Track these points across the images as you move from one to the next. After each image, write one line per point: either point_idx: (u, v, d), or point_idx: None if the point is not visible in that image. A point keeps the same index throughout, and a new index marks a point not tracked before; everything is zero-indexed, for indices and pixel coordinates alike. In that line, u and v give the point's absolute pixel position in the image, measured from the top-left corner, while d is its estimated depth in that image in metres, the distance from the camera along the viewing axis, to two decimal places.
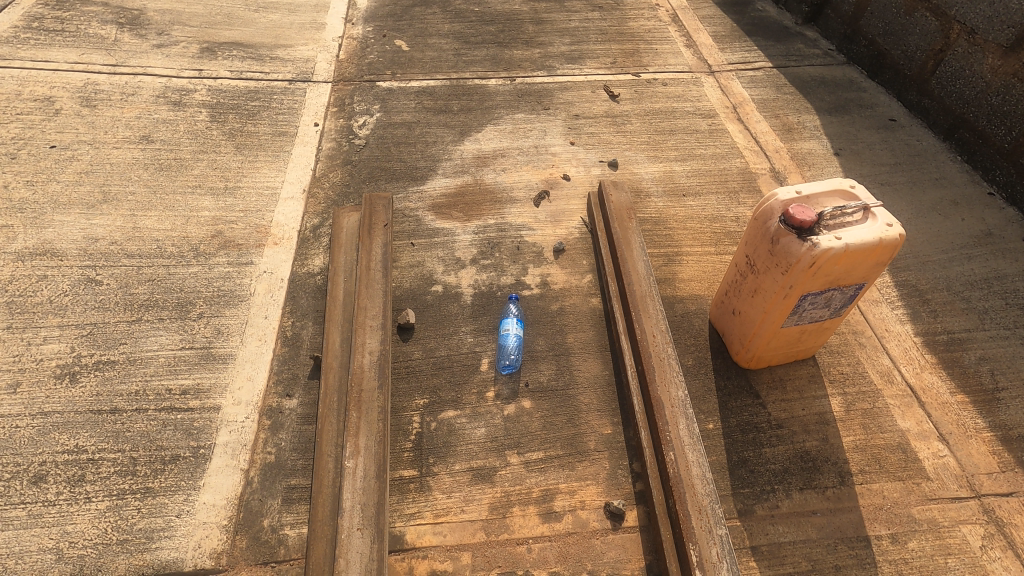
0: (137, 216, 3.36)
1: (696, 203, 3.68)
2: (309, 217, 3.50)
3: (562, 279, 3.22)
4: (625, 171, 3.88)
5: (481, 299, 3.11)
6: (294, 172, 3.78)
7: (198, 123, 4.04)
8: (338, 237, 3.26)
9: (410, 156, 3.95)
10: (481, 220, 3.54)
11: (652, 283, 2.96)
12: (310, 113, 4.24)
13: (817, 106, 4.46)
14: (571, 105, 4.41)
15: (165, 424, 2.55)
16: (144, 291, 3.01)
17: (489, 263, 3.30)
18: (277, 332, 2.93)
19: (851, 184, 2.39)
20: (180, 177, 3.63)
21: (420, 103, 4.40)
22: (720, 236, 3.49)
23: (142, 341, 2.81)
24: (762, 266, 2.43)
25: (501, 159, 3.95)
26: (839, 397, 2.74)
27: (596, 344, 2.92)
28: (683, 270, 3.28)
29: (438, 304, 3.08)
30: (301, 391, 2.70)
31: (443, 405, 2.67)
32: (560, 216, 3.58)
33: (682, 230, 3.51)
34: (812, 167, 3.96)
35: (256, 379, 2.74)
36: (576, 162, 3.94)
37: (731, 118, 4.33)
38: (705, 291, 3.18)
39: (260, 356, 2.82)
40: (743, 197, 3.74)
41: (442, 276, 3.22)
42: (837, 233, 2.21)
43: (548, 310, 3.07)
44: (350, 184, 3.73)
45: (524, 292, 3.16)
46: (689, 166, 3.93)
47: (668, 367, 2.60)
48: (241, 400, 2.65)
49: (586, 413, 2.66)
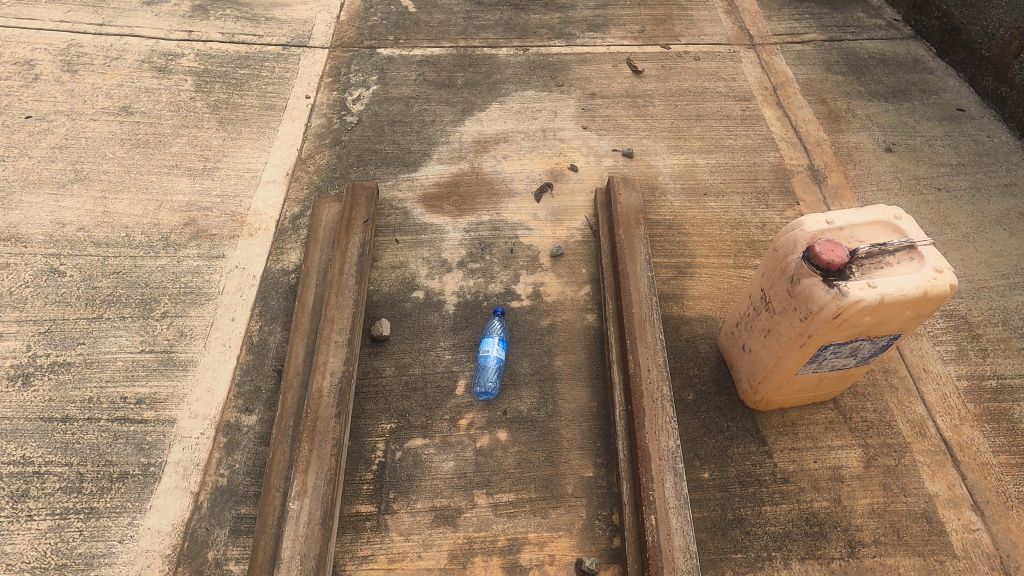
0: (109, 198, 3.16)
1: (718, 204, 3.27)
2: (290, 205, 3.25)
3: (556, 290, 2.91)
4: (640, 163, 3.45)
5: (464, 310, 2.83)
6: (279, 151, 3.50)
7: (182, 93, 3.76)
8: (316, 232, 3.00)
9: (405, 138, 3.61)
10: (474, 216, 3.21)
11: (654, 305, 2.61)
12: (303, 83, 3.90)
13: (872, 91, 3.88)
14: (587, 81, 3.95)
15: (117, 436, 2.41)
16: (108, 285, 2.83)
17: (478, 266, 3.00)
18: (243, 337, 2.74)
19: (895, 215, 1.98)
20: (157, 154, 3.39)
21: (422, 74, 4.01)
22: (741, 246, 3.09)
23: (101, 341, 2.66)
24: (779, 306, 2.06)
25: (503, 144, 3.57)
26: (858, 449, 2.41)
27: (586, 370, 2.63)
28: (694, 285, 2.92)
29: (417, 312, 2.82)
30: (262, 407, 2.52)
31: (411, 432, 2.45)
32: (561, 214, 3.22)
33: (698, 237, 3.12)
34: (858, 165, 3.46)
35: (216, 390, 2.57)
36: (587, 150, 3.52)
37: (769, 103, 3.81)
38: (718, 312, 2.83)
39: (222, 364, 2.65)
40: (772, 199, 3.30)
41: (425, 280, 2.94)
42: (871, 279, 1.83)
43: (537, 326, 2.77)
44: (336, 168, 3.43)
45: (512, 303, 2.86)
46: (714, 159, 3.48)
47: (661, 410, 2.28)
48: (198, 414, 2.50)
49: (567, 451, 2.40)
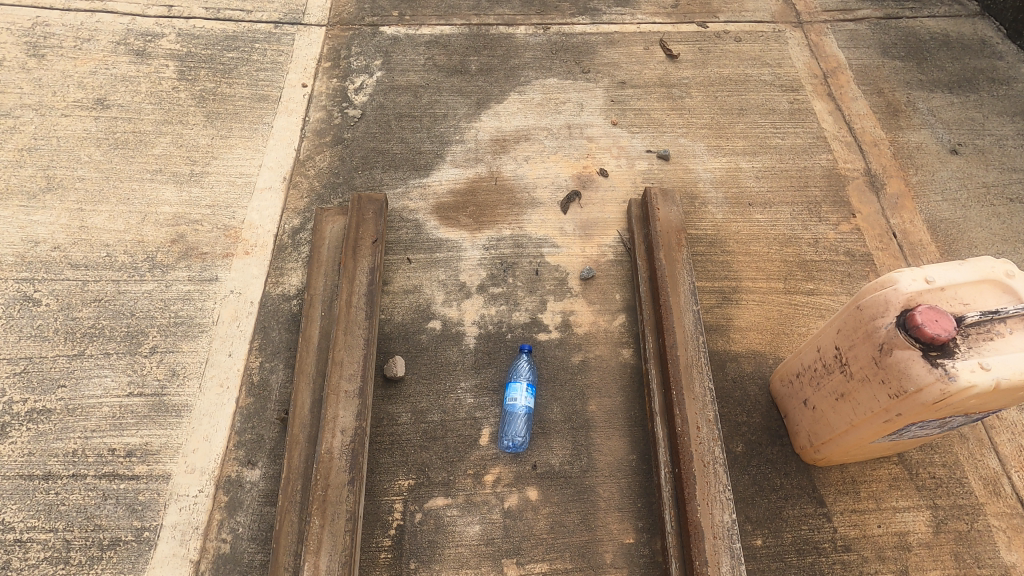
0: (86, 210, 2.83)
1: (765, 217, 2.94)
2: (289, 217, 2.92)
3: (588, 320, 2.62)
4: (677, 167, 3.10)
5: (486, 344, 2.55)
6: (274, 152, 3.13)
7: (164, 82, 3.35)
8: (319, 253, 2.69)
9: (414, 135, 3.23)
10: (494, 230, 2.89)
11: (701, 348, 2.33)
12: (298, 69, 3.48)
13: (934, 79, 3.48)
14: (616, 67, 3.53)
15: (105, 496, 2.18)
16: (90, 315, 2.54)
17: (500, 291, 2.70)
18: (242, 376, 2.47)
19: (1005, 271, 1.67)
20: (138, 157, 3.04)
21: (431, 58, 3.59)
22: (792, 267, 2.78)
23: (83, 383, 2.39)
24: (860, 373, 1.79)
25: (524, 143, 3.20)
26: (926, 511, 2.19)
27: (624, 416, 2.38)
28: (740, 314, 2.63)
29: (434, 347, 2.54)
30: (265, 459, 2.28)
31: (432, 491, 2.22)
32: (591, 228, 2.90)
33: (744, 256, 2.81)
34: (920, 170, 3.10)
35: (214, 440, 2.32)
36: (617, 151, 3.16)
37: (819, 94, 3.42)
38: (767, 347, 2.55)
39: (220, 409, 2.39)
40: (825, 210, 2.96)
41: (441, 308, 2.65)
42: (983, 358, 1.55)
43: (567, 364, 2.50)
44: (339, 173, 3.08)
45: (539, 336, 2.57)
46: (760, 162, 3.12)
47: (713, 478, 2.04)
48: (195, 468, 2.26)
49: (605, 513, 2.18)
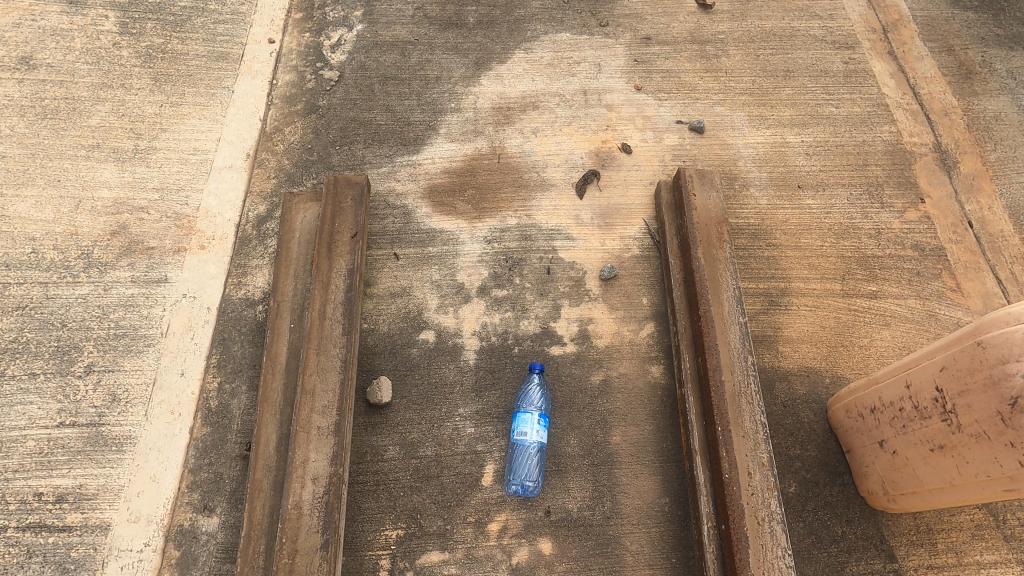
0: (8, 196, 2.36)
1: (818, 202, 2.49)
2: (254, 204, 2.46)
3: (610, 330, 2.21)
4: (713, 141, 2.63)
5: (489, 361, 2.14)
6: (235, 123, 2.64)
7: (102, 36, 2.81)
8: (288, 249, 2.24)
9: (401, 103, 2.73)
10: (497, 219, 2.44)
11: (750, 371, 1.92)
12: (263, 20, 2.93)
13: (1013, 35, 2.96)
14: (640, 19, 2.99)
15: (31, 553, 1.82)
16: (13, 327, 2.13)
17: (505, 294, 2.28)
18: (197, 400, 2.06)
19: None
20: (70, 129, 2.54)
21: (421, 7, 3.03)
22: (851, 264, 2.35)
23: (3, 411, 1.99)
24: (975, 428, 1.41)
25: (532, 113, 2.70)
26: (1015, 568, 1.83)
27: (654, 450, 1.99)
28: (791, 322, 2.22)
29: (427, 363, 2.14)
30: (225, 505, 1.90)
31: (426, 543, 1.86)
32: (612, 216, 2.45)
33: (793, 250, 2.37)
34: (999, 145, 2.63)
35: (162, 480, 1.93)
36: (642, 122, 2.67)
37: (879, 52, 2.89)
38: (823, 363, 2.15)
39: (170, 441, 1.99)
40: (889, 194, 2.50)
41: (435, 315, 2.23)
42: None
43: (586, 386, 2.10)
44: (313, 148, 2.59)
45: (552, 350, 2.17)
46: (811, 135, 2.64)
47: (768, 539, 1.67)
48: (140, 516, 1.88)
49: (631, 571, 1.83)
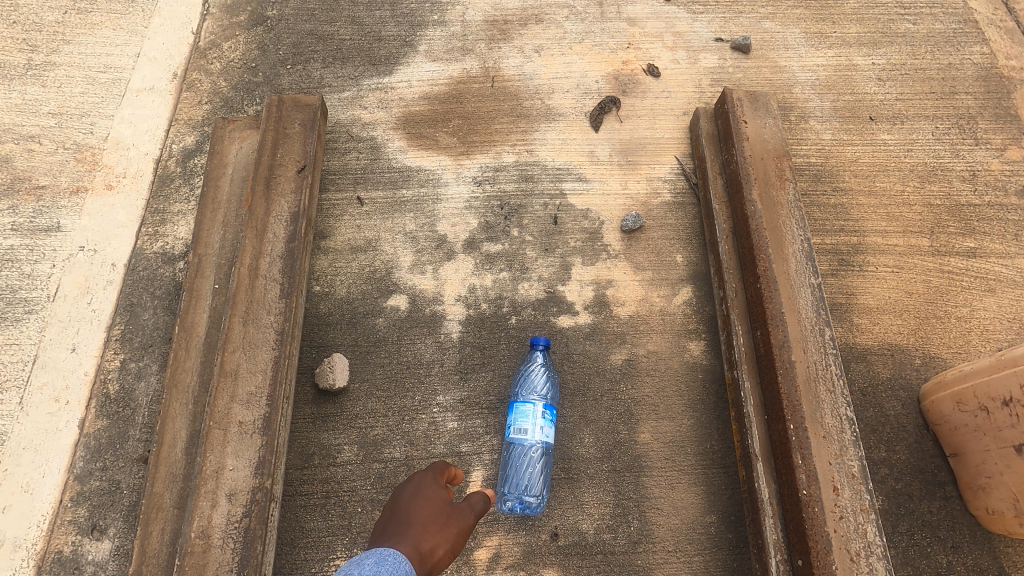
0: None
1: (896, 137, 1.97)
2: (179, 134, 1.92)
3: (635, 295, 1.71)
4: (762, 63, 2.09)
5: (478, 334, 1.64)
6: (160, 34, 2.08)
7: None
8: (216, 188, 1.72)
9: (371, 13, 2.18)
10: (490, 155, 1.92)
11: (829, 349, 1.43)
12: None
13: None
14: None
15: None
16: None
17: (499, 250, 1.77)
18: (91, 384, 1.56)
19: None
20: None
21: None
22: (940, 214, 1.84)
23: None
24: None
25: (534, 27, 2.16)
26: None
27: (695, 451, 1.51)
28: (868, 286, 1.73)
29: (397, 338, 1.64)
30: (120, 524, 1.42)
31: None
32: (635, 153, 1.93)
33: (868, 196, 1.86)
34: None
35: (38, 491, 1.45)
36: (672, 40, 2.13)
37: None
38: (910, 338, 1.66)
39: (52, 438, 1.50)
40: (984, 129, 1.98)
41: (409, 276, 1.72)
42: None
43: (604, 367, 1.61)
44: (257, 67, 2.05)
45: (560, 321, 1.67)
46: (883, 57, 2.11)
47: None
48: (3, 539, 1.40)
49: None
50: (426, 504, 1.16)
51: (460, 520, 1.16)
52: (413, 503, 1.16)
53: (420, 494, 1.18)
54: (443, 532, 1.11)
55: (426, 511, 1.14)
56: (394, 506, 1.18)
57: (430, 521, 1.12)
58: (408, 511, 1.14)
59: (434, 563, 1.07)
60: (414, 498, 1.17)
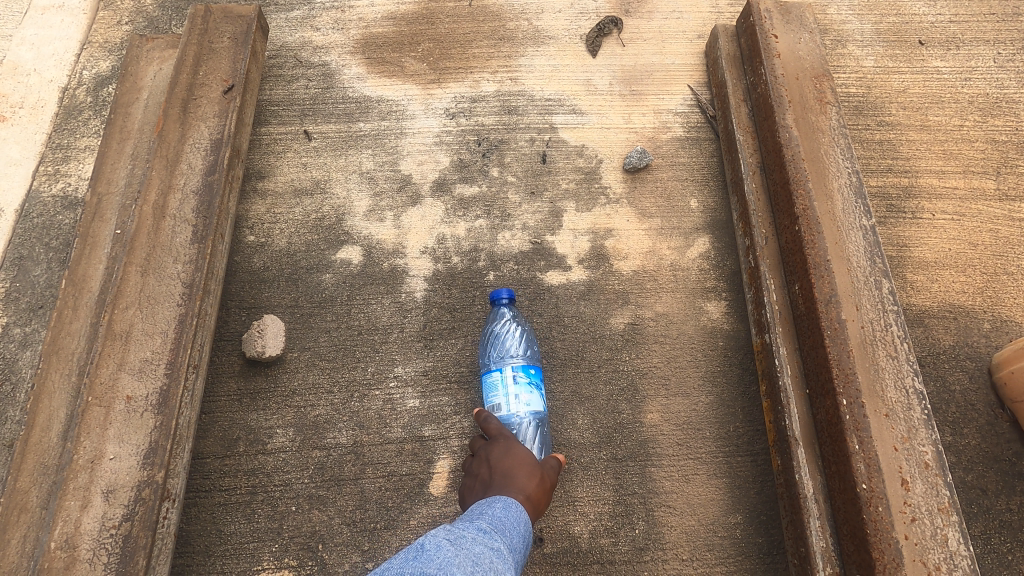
0: None
1: (951, 63, 1.65)
2: (91, 57, 1.59)
3: (641, 247, 1.40)
4: None
5: (448, 294, 1.34)
6: None
7: None
8: (127, 116, 1.40)
9: None
10: (466, 83, 1.60)
11: (888, 306, 1.12)
12: None
13: None
14: None
15: None
16: None
17: (475, 193, 1.45)
18: None
19: None
20: None
21: None
22: (1007, 152, 1.53)
23: None
24: None
25: None
26: None
27: (716, 436, 1.21)
28: (923, 236, 1.42)
29: (348, 298, 1.33)
30: None
31: None
32: (640, 82, 1.61)
33: (920, 131, 1.55)
34: None
35: None
36: None
37: None
38: (977, 298, 1.36)
39: None
40: None
41: (364, 223, 1.41)
42: None
43: (603, 333, 1.30)
44: None
45: (549, 277, 1.36)
46: None
47: None
48: None
49: None
50: (518, 448, 0.99)
51: (552, 469, 1.00)
52: (503, 449, 0.99)
53: (510, 437, 1.02)
54: (544, 478, 0.95)
55: (522, 452, 0.98)
56: (482, 454, 1.02)
57: (528, 461, 0.96)
58: (497, 459, 0.98)
59: (538, 509, 0.91)
60: (503, 444, 1.00)
